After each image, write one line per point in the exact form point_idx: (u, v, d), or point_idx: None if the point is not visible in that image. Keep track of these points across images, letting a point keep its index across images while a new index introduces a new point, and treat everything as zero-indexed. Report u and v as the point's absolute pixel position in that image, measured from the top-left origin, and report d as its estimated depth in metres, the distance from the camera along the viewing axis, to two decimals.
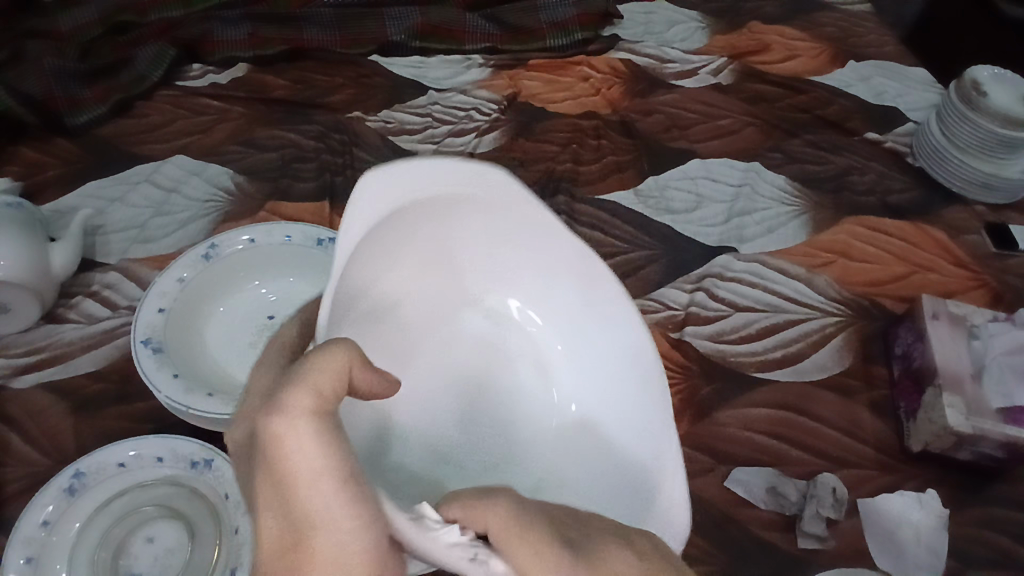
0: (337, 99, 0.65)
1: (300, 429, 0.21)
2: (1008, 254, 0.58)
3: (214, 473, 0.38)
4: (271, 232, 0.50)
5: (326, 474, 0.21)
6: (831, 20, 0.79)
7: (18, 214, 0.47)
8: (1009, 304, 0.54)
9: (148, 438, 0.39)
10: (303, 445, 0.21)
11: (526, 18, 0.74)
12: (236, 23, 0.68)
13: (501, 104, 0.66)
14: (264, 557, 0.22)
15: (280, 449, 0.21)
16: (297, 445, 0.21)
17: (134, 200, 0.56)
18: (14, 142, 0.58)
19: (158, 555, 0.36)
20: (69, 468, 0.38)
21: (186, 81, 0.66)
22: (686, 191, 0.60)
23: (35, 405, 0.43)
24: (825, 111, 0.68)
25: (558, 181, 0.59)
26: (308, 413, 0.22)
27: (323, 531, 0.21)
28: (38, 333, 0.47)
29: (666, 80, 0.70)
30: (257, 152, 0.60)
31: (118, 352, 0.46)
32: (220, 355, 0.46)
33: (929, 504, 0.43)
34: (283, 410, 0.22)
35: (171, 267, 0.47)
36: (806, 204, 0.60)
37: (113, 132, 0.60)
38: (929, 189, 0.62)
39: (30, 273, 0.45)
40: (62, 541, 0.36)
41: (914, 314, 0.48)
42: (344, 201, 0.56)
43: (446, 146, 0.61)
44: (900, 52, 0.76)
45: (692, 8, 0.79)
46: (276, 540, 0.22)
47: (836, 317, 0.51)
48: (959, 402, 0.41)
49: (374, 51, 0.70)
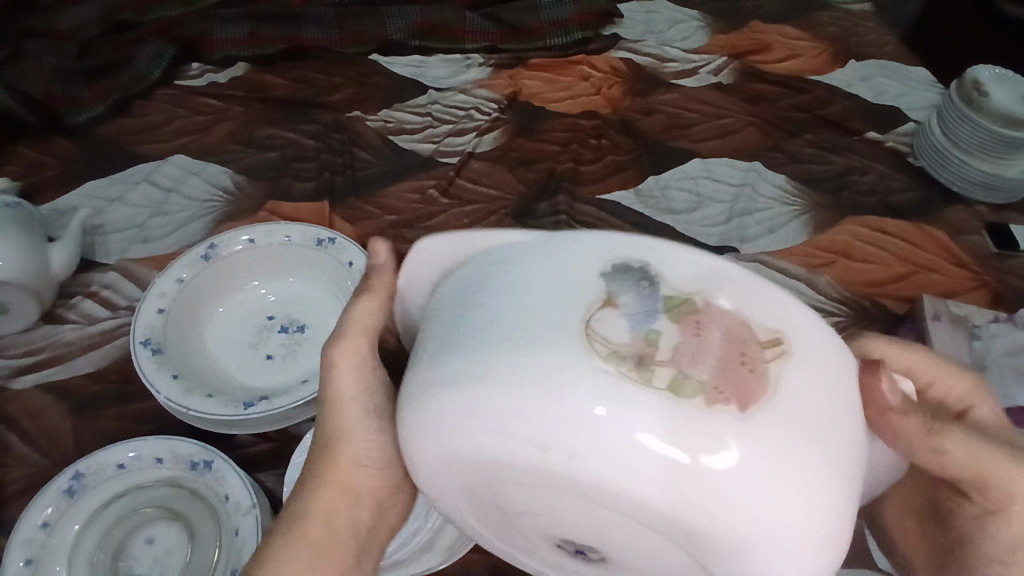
0: (336, 99, 0.65)
1: (345, 364, 0.32)
2: (1008, 254, 0.57)
3: (213, 474, 0.37)
4: (271, 233, 0.49)
5: (360, 396, 0.31)
6: (831, 19, 0.79)
7: (17, 214, 0.46)
8: (1009, 304, 0.54)
9: (148, 439, 0.39)
10: (348, 374, 0.32)
11: (526, 18, 0.73)
12: (235, 23, 0.68)
13: (501, 104, 0.66)
14: (313, 447, 0.33)
15: (332, 373, 0.32)
16: (342, 372, 0.32)
17: (133, 199, 0.55)
18: (13, 142, 0.58)
19: (157, 556, 0.36)
20: (69, 469, 0.38)
21: (184, 80, 0.65)
22: (687, 191, 0.60)
23: (34, 405, 0.43)
24: (826, 111, 0.68)
25: (558, 180, 0.59)
26: (353, 352, 0.32)
27: (346, 441, 0.31)
28: (37, 333, 0.47)
29: (666, 79, 0.69)
30: (257, 152, 0.60)
31: (117, 353, 0.46)
32: (220, 356, 0.46)
33: None
34: (335, 349, 0.32)
35: (171, 267, 0.47)
36: (807, 204, 0.60)
37: (112, 131, 0.60)
38: (930, 189, 0.62)
39: (28, 273, 0.45)
40: (61, 543, 0.36)
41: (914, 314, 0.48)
42: (343, 201, 0.56)
43: (446, 146, 0.61)
44: (900, 52, 0.76)
45: (693, 7, 0.79)
46: (319, 439, 0.33)
47: (837, 317, 0.51)
48: None
49: (374, 50, 0.70)
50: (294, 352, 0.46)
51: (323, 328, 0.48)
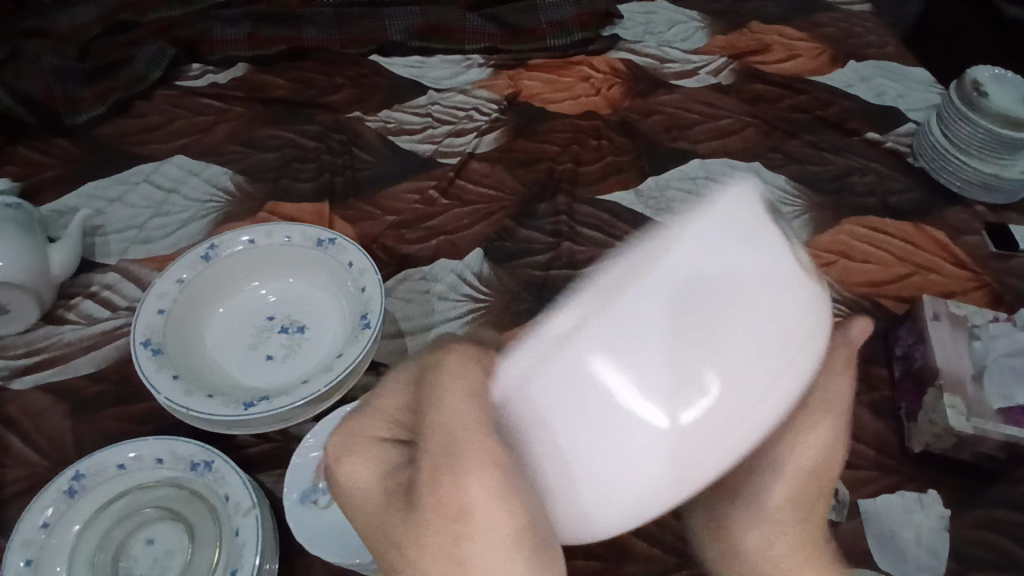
0: (336, 100, 0.65)
1: (479, 487, 0.23)
2: (1008, 254, 0.58)
3: (213, 474, 0.38)
4: (271, 233, 0.50)
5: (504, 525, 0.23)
6: (831, 19, 0.79)
7: (18, 214, 0.47)
8: (1009, 305, 0.54)
9: (149, 439, 0.39)
10: (482, 496, 0.23)
11: (526, 19, 0.73)
12: (236, 23, 0.68)
13: (501, 104, 0.66)
14: None
15: (464, 493, 0.24)
16: (477, 494, 0.23)
17: (133, 200, 0.56)
18: (13, 142, 0.58)
19: (158, 556, 0.36)
20: (70, 470, 0.38)
21: (185, 80, 0.65)
22: (687, 191, 0.59)
23: (35, 406, 0.43)
24: (825, 111, 0.68)
25: (558, 181, 0.59)
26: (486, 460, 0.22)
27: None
28: (37, 333, 0.47)
29: (666, 80, 0.69)
30: (257, 152, 0.60)
31: (118, 353, 0.46)
32: (220, 356, 0.46)
33: (930, 505, 0.43)
34: (460, 454, 0.23)
35: (172, 267, 0.47)
36: (807, 204, 0.60)
37: (112, 131, 0.60)
38: (930, 189, 0.62)
39: (29, 272, 0.45)
40: (61, 543, 0.36)
41: (913, 318, 0.48)
42: (343, 201, 0.56)
43: (446, 146, 0.61)
44: (900, 53, 0.76)
45: (692, 8, 0.79)
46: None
47: (836, 317, 0.52)
48: (960, 403, 0.42)
49: (374, 51, 0.70)
50: (294, 352, 0.46)
51: (323, 328, 0.48)
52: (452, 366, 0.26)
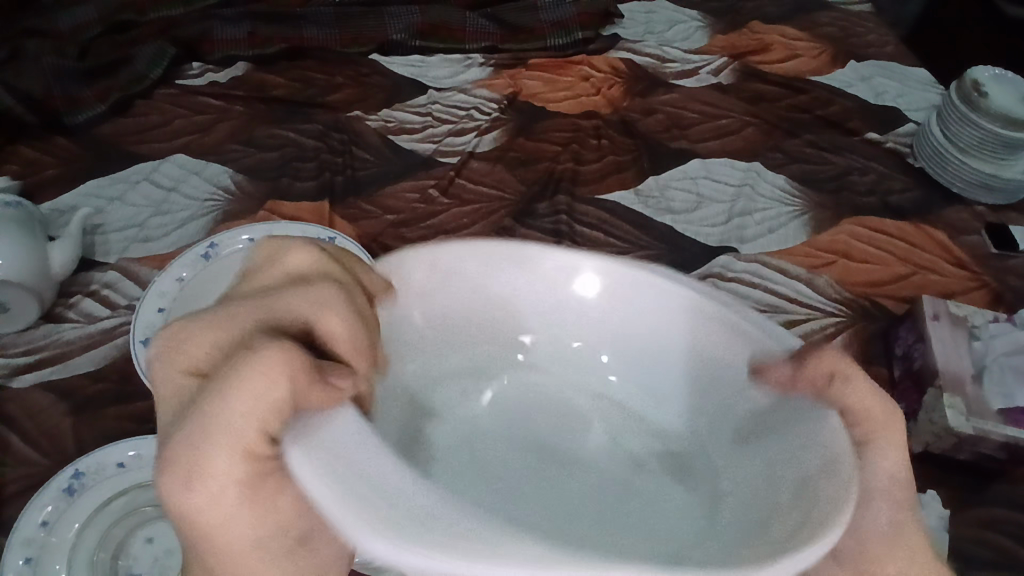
0: (336, 99, 0.65)
1: (229, 455, 0.21)
2: (1008, 254, 0.58)
3: None
4: (271, 232, 0.50)
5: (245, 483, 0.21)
6: (831, 19, 0.79)
7: (17, 213, 0.46)
8: (1009, 304, 0.54)
9: (149, 439, 0.39)
10: (220, 461, 0.21)
11: (526, 18, 0.73)
12: (235, 22, 0.68)
13: (501, 104, 0.66)
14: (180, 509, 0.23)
15: (209, 459, 0.21)
16: (221, 458, 0.21)
17: (133, 199, 0.56)
18: (12, 141, 0.58)
19: (157, 556, 0.37)
20: (69, 468, 0.38)
21: (185, 79, 0.65)
22: (686, 192, 0.60)
23: (35, 405, 0.43)
24: (825, 111, 0.68)
25: (558, 181, 0.59)
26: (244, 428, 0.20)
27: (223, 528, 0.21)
28: (37, 332, 0.47)
29: (666, 79, 0.69)
30: (257, 152, 0.60)
31: (118, 352, 0.46)
32: None
33: (930, 505, 0.43)
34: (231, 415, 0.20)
35: (171, 266, 0.47)
36: (807, 204, 0.60)
37: (111, 130, 0.60)
38: (930, 189, 0.62)
39: (29, 272, 0.45)
40: (61, 543, 0.36)
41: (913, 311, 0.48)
42: (344, 201, 0.56)
43: (446, 146, 0.61)
44: (900, 52, 0.76)
45: (692, 8, 0.79)
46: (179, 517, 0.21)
47: (837, 317, 0.51)
48: (960, 403, 0.42)
49: (374, 50, 0.70)
50: None
51: None
52: (258, 367, 0.21)
